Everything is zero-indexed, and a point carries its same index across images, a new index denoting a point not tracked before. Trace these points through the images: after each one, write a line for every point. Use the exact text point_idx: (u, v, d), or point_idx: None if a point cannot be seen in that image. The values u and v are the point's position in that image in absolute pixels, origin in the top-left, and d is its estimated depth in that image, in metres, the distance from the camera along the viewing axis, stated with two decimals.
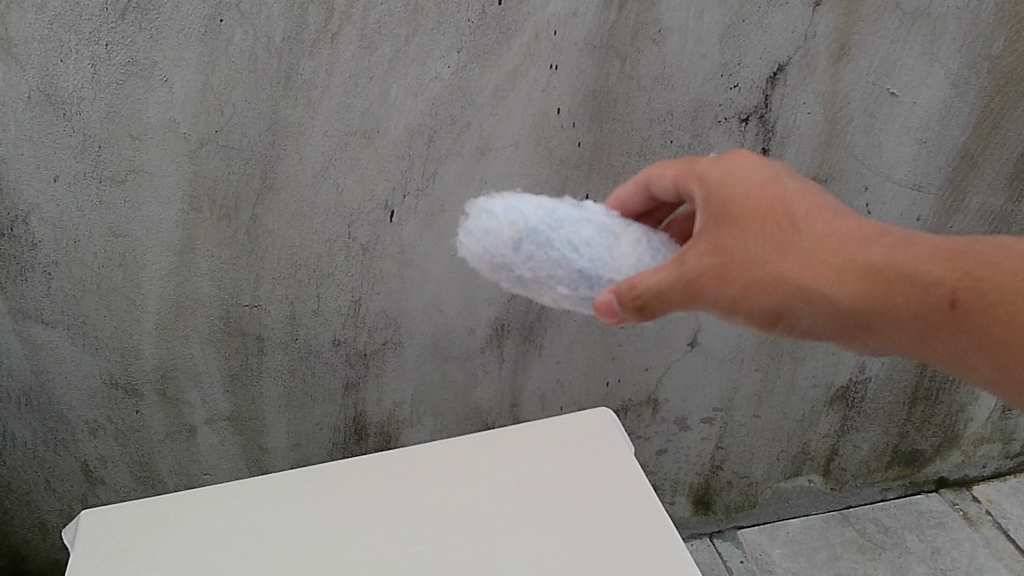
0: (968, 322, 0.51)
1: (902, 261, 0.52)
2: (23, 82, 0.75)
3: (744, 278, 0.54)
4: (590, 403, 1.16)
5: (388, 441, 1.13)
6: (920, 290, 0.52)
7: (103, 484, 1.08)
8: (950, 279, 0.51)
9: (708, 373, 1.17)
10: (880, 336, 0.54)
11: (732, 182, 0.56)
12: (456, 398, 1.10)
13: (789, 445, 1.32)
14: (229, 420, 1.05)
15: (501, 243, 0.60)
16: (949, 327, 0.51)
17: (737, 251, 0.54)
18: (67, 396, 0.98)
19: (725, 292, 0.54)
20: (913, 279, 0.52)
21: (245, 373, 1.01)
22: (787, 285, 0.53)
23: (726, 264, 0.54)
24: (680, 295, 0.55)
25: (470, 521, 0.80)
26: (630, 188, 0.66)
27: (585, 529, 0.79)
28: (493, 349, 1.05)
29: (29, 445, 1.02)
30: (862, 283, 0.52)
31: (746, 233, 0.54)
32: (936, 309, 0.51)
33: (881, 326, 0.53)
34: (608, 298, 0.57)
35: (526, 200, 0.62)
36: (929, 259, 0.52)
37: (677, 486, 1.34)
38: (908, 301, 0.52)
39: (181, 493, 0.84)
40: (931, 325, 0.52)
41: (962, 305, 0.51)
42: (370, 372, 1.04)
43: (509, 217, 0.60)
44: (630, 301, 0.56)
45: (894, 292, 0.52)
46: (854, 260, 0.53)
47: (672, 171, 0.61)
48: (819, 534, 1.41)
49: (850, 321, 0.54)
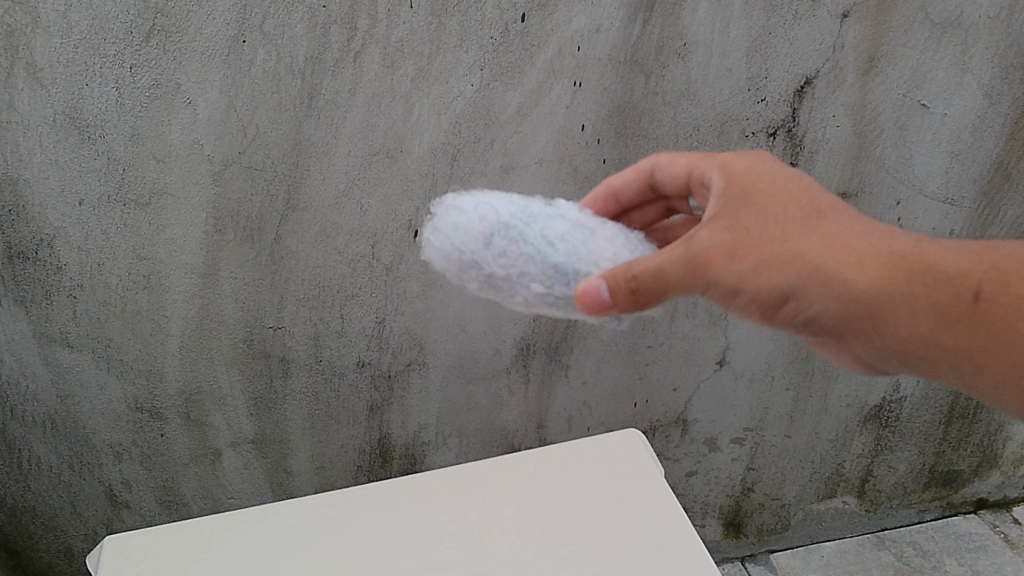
0: (991, 312, 0.50)
1: (924, 253, 0.52)
2: (48, 106, 0.75)
3: (758, 253, 0.53)
4: (618, 424, 1.14)
5: (413, 464, 1.12)
6: (942, 280, 0.51)
7: (128, 509, 1.08)
8: (975, 271, 0.51)
9: (737, 392, 1.15)
10: (891, 331, 0.52)
11: (754, 173, 0.57)
12: (482, 419, 1.09)
13: (822, 467, 1.29)
14: (253, 443, 1.04)
15: (470, 239, 0.58)
16: (970, 319, 0.51)
17: (756, 227, 0.54)
18: (92, 420, 0.98)
19: (736, 265, 0.53)
20: (938, 268, 0.52)
21: (269, 397, 1.00)
22: (802, 265, 0.53)
23: (744, 240, 0.53)
24: (685, 273, 0.53)
25: (498, 547, 0.78)
26: (628, 174, 0.68)
27: (617, 556, 0.76)
28: (518, 369, 1.04)
29: (54, 470, 1.02)
30: (881, 268, 0.52)
31: (764, 213, 0.54)
32: (959, 300, 0.51)
33: (898, 318, 0.52)
34: (597, 287, 0.55)
35: (496, 200, 0.61)
36: (950, 254, 0.53)
37: (707, 508, 1.31)
38: (931, 291, 0.51)
39: (205, 518, 0.83)
40: (951, 317, 0.51)
41: (985, 296, 0.50)
42: (395, 394, 1.03)
43: (478, 212, 0.59)
44: (624, 285, 0.55)
45: (914, 280, 0.51)
46: (875, 248, 0.53)
47: (688, 159, 0.64)
48: (855, 558, 1.37)
49: (862, 313, 0.52)
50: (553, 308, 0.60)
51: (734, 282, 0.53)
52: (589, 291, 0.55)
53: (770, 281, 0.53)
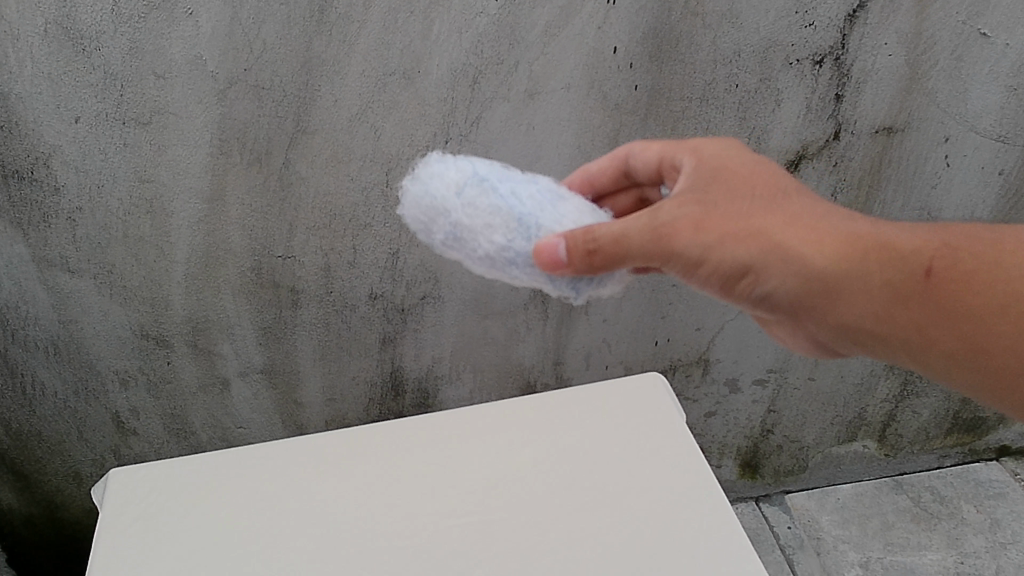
0: (943, 287, 0.50)
1: (880, 232, 0.52)
2: (39, 14, 0.70)
3: (722, 227, 0.52)
4: (638, 363, 1.10)
5: (425, 398, 1.09)
6: (896, 258, 0.51)
7: (136, 436, 1.06)
8: (928, 248, 0.52)
9: (763, 334, 1.11)
10: (846, 305, 0.52)
11: (722, 153, 0.57)
12: (497, 355, 1.05)
13: (844, 411, 1.25)
14: (263, 373, 1.01)
15: (444, 186, 0.60)
16: (921, 295, 0.51)
17: (722, 202, 0.53)
18: (96, 345, 0.95)
19: (700, 236, 0.52)
20: (891, 246, 0.52)
21: (278, 327, 0.96)
22: (763, 239, 0.52)
23: (708, 213, 0.53)
24: (650, 241, 0.53)
25: (513, 494, 0.75)
26: (602, 162, 0.67)
27: (637, 507, 0.74)
28: (536, 306, 1.00)
29: (59, 395, 0.99)
30: (839, 245, 0.52)
31: (730, 190, 0.54)
32: (912, 276, 0.51)
33: (852, 293, 0.52)
34: (557, 245, 0.56)
35: (477, 161, 0.63)
36: (905, 233, 0.53)
37: (724, 449, 1.29)
38: (884, 267, 0.51)
39: (210, 454, 0.80)
40: (904, 294, 0.51)
41: (937, 272, 0.51)
42: (408, 327, 0.99)
43: (457, 165, 0.61)
44: (582, 248, 0.54)
45: (869, 257, 0.51)
46: (834, 227, 0.52)
47: (659, 146, 0.62)
48: (871, 501, 1.35)
49: (819, 289, 0.52)
50: (512, 265, 0.60)
51: (697, 256, 0.52)
52: (548, 249, 0.56)
53: (732, 254, 0.52)
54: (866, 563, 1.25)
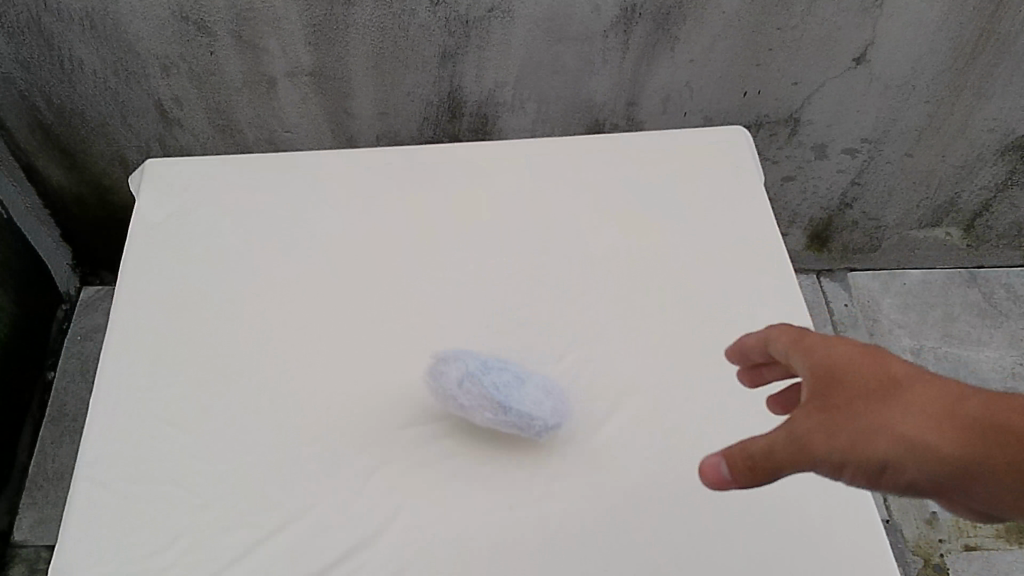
0: (1000, 427, 0.39)
1: (929, 379, 0.43)
2: None
3: (830, 440, 0.43)
4: (721, 114, 1.02)
5: (483, 126, 1.01)
6: (950, 395, 0.42)
7: (181, 128, 0.99)
8: (972, 395, 0.41)
9: (866, 99, 1.01)
10: (900, 474, 0.42)
11: (830, 347, 0.46)
12: (567, 87, 0.96)
13: (936, 193, 1.15)
14: (312, 76, 0.93)
15: (447, 377, 0.62)
16: (973, 433, 0.40)
17: (842, 418, 0.43)
18: (133, 23, 0.87)
19: (813, 445, 0.43)
20: (950, 403, 0.41)
21: (330, 26, 0.87)
22: (853, 447, 0.42)
23: (835, 418, 0.43)
24: (789, 456, 0.43)
25: (564, 239, 0.73)
26: (757, 342, 0.52)
27: (688, 266, 0.72)
28: (617, 34, 0.90)
29: (98, 75, 0.92)
30: (932, 417, 0.41)
31: (853, 401, 0.44)
32: (959, 424, 0.40)
33: (898, 450, 0.41)
34: (715, 460, 0.45)
35: (474, 348, 0.65)
36: (943, 381, 0.42)
37: (796, 218, 1.20)
38: (929, 416, 0.41)
39: (256, 157, 0.79)
40: (949, 427, 0.40)
41: (989, 425, 0.40)
42: (472, 44, 0.90)
43: (456, 357, 0.63)
44: (743, 466, 0.44)
45: (918, 412, 0.42)
46: (912, 388, 0.43)
47: (799, 331, 0.49)
48: (938, 292, 1.26)
49: (917, 469, 0.41)
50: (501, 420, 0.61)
51: (834, 460, 0.43)
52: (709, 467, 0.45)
53: (825, 452, 0.43)
54: (919, 350, 1.19)
